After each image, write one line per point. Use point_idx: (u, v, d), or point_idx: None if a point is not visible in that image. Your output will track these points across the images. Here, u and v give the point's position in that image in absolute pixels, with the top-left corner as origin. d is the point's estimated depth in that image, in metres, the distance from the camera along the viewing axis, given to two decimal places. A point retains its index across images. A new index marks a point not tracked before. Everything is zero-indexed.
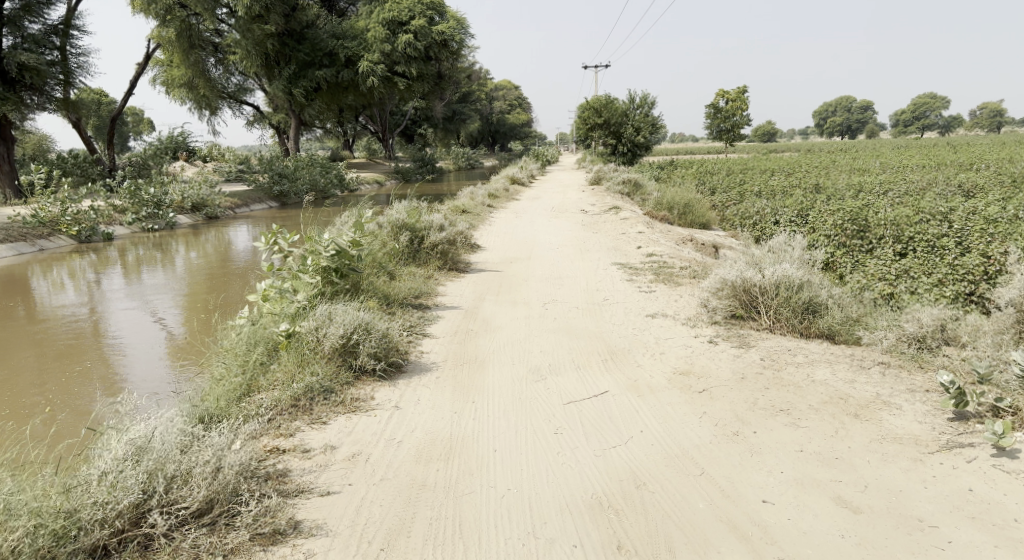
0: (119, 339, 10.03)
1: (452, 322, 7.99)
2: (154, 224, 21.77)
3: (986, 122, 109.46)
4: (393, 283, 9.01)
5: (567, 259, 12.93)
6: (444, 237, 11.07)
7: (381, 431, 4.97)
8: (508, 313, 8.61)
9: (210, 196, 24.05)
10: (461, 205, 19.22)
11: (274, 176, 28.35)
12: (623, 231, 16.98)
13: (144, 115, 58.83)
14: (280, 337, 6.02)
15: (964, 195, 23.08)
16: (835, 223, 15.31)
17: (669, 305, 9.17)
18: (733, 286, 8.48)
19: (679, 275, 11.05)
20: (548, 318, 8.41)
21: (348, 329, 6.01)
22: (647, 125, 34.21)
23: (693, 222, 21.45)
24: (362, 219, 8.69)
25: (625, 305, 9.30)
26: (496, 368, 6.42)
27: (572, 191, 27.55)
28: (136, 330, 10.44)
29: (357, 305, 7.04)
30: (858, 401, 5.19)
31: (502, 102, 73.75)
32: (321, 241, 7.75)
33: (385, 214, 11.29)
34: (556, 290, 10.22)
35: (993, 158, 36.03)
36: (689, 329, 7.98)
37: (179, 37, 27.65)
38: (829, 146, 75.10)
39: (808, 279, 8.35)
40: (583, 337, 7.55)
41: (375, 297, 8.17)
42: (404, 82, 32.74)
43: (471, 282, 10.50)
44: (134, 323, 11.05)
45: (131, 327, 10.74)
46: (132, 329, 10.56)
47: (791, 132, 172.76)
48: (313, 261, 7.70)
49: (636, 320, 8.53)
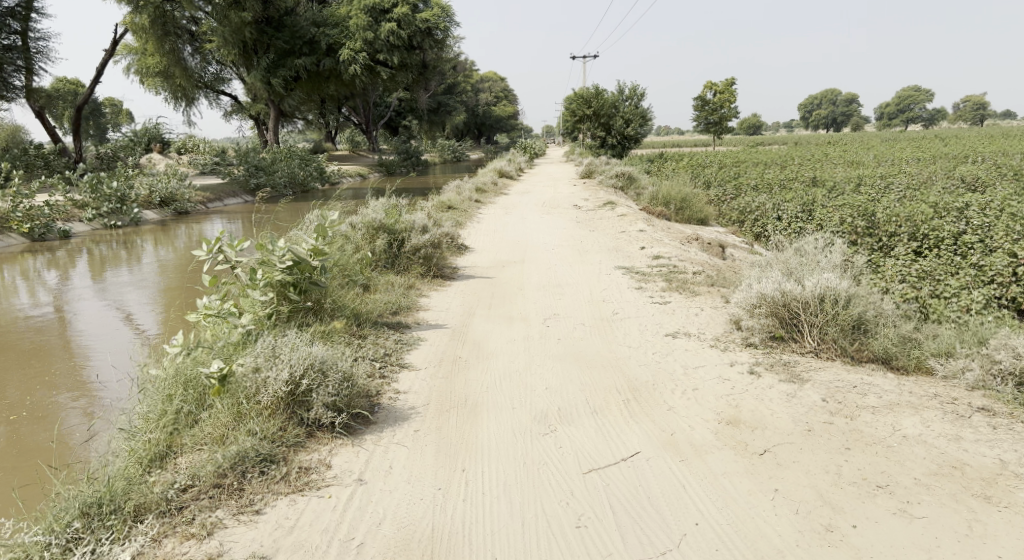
0: (85, 338, 8.78)
1: (435, 348, 6.58)
2: (117, 220, 20.06)
3: (969, 115, 109.01)
4: (366, 298, 7.62)
5: (566, 262, 11.64)
6: (427, 240, 9.65)
7: (339, 526, 3.73)
8: (503, 333, 7.23)
9: (180, 191, 22.43)
10: (446, 201, 17.78)
11: (250, 169, 26.71)
12: (622, 228, 15.67)
13: (121, 105, 56.51)
14: (211, 380, 4.67)
15: (968, 189, 21.95)
16: (843, 220, 14.03)
17: (693, 322, 7.83)
18: (771, 301, 7.13)
19: (694, 283, 9.76)
20: (553, 341, 7.04)
21: (297, 372, 4.58)
22: (637, 117, 32.84)
23: (691, 217, 20.18)
24: (327, 217, 7.31)
25: (640, 321, 7.97)
26: (490, 415, 5.05)
27: (563, 184, 26.16)
28: (105, 328, 9.30)
29: (311, 335, 5.65)
30: (980, 474, 3.99)
31: (488, 94, 71.99)
32: (275, 246, 6.35)
33: (358, 214, 9.87)
34: (555, 301, 8.85)
35: (986, 150, 34.97)
36: (721, 354, 6.67)
37: (153, 24, 25.88)
38: (810, 139, 73.87)
39: (857, 291, 7.05)
40: (597, 367, 6.19)
41: (343, 318, 6.78)
42: (387, 71, 31.22)
43: (459, 292, 9.11)
44: (104, 320, 9.93)
45: (102, 325, 9.64)
46: (102, 326, 9.46)
47: (775, 126, 172.28)
48: (266, 273, 6.32)
49: (654, 341, 7.19)
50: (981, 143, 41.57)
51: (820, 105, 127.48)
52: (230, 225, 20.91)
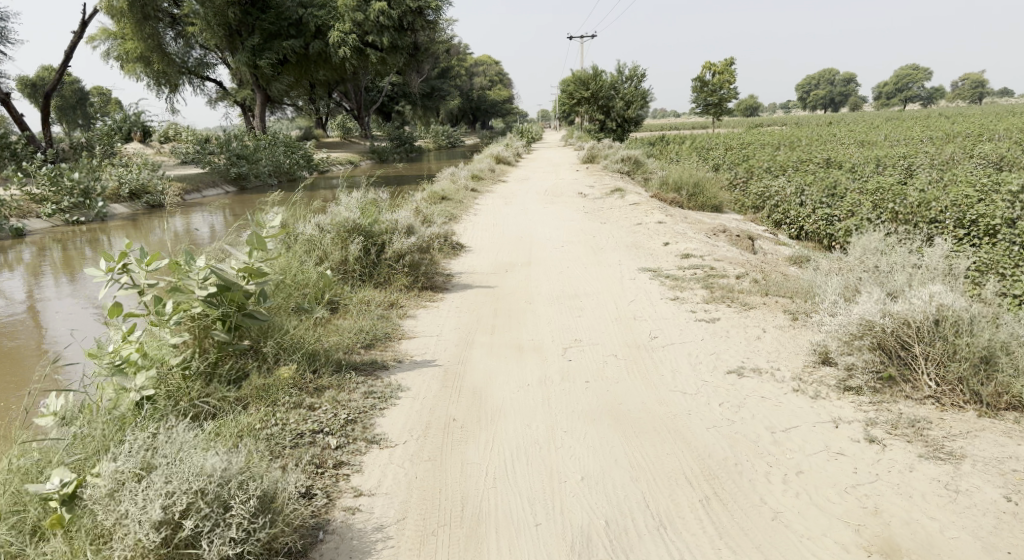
0: (52, 337, 7.31)
1: (421, 404, 4.73)
2: (81, 216, 17.75)
3: (968, 93, 106.32)
4: (330, 329, 5.79)
5: (579, 264, 9.80)
6: (413, 244, 7.80)
7: None
8: (510, 373, 5.45)
9: (152, 181, 20.05)
10: (439, 191, 15.95)
11: (232, 156, 24.34)
12: (637, 219, 13.86)
13: (103, 90, 53.95)
14: (51, 504, 3.07)
15: (995, 168, 20.05)
16: (879, 206, 12.19)
17: (758, 350, 6.01)
18: (876, 328, 5.30)
19: (742, 291, 7.93)
20: (580, 387, 5.19)
21: (177, 508, 2.96)
22: (637, 99, 30.61)
23: (704, 204, 18.28)
24: (267, 218, 5.41)
25: (687, 347, 6.18)
26: (504, 541, 3.39)
27: (564, 171, 24.27)
28: (73, 321, 8.05)
29: (227, 424, 3.91)
30: None
31: (482, 79, 69.60)
32: (193, 265, 4.55)
33: (329, 211, 8.00)
34: (576, 317, 7.05)
35: (998, 128, 32.98)
36: (816, 405, 4.89)
37: (132, 8, 23.84)
38: (806, 122, 71.18)
39: (984, 311, 5.23)
40: (651, 434, 4.38)
41: (298, 362, 4.94)
42: (376, 54, 29.23)
43: (455, 308, 7.31)
44: (72, 311, 8.66)
45: (70, 315, 8.39)
46: (71, 318, 8.22)
47: (772, 107, 169.38)
48: (180, 302, 4.49)
49: (715, 383, 5.33)
50: (991, 121, 39.30)
51: (818, 85, 124.58)
52: (212, 217, 18.99)
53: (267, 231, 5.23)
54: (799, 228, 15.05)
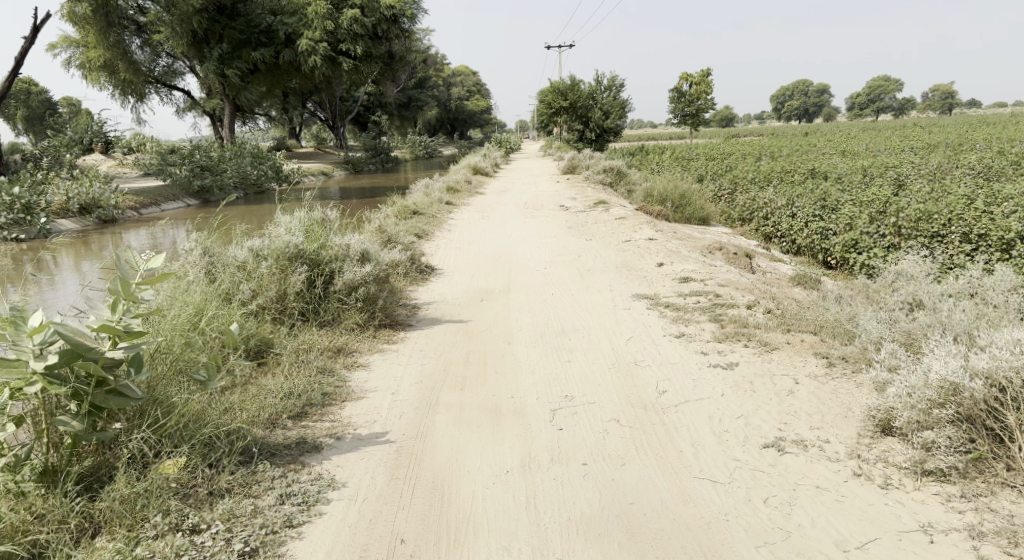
0: None
1: (359, 515, 3.51)
2: (20, 232, 15.10)
3: (938, 105, 107.02)
4: (249, 398, 4.45)
5: (565, 291, 8.51)
6: (367, 272, 6.45)
7: None
8: (483, 452, 4.14)
9: (104, 194, 17.76)
10: (409, 205, 14.60)
11: (195, 168, 22.53)
12: (625, 236, 12.63)
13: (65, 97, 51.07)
14: None
15: (986, 178, 19.13)
16: (879, 216, 11.00)
17: (796, 410, 4.77)
18: (962, 392, 4.04)
19: (755, 324, 6.67)
20: (575, 474, 3.92)
21: None
22: (616, 109, 29.41)
23: (691, 216, 17.12)
24: (144, 257, 4.00)
25: (709, 408, 4.86)
26: None
27: (545, 182, 23.05)
28: None
29: None
30: None
31: (460, 89, 68.16)
32: (25, 326, 3.19)
33: (266, 232, 6.63)
34: (566, 366, 5.71)
35: (975, 138, 32.36)
36: (893, 501, 3.70)
37: (96, 15, 22.00)
38: (780, 131, 70.60)
39: None
40: None
41: (190, 457, 3.60)
42: (351, 63, 27.76)
43: (417, 351, 5.98)
44: None
45: None
46: None
47: (745, 117, 169.96)
48: (10, 380, 3.18)
49: (751, 465, 4.07)
50: (968, 131, 38.62)
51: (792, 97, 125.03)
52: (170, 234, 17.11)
53: (142, 274, 3.77)
54: (791, 242, 13.90)
